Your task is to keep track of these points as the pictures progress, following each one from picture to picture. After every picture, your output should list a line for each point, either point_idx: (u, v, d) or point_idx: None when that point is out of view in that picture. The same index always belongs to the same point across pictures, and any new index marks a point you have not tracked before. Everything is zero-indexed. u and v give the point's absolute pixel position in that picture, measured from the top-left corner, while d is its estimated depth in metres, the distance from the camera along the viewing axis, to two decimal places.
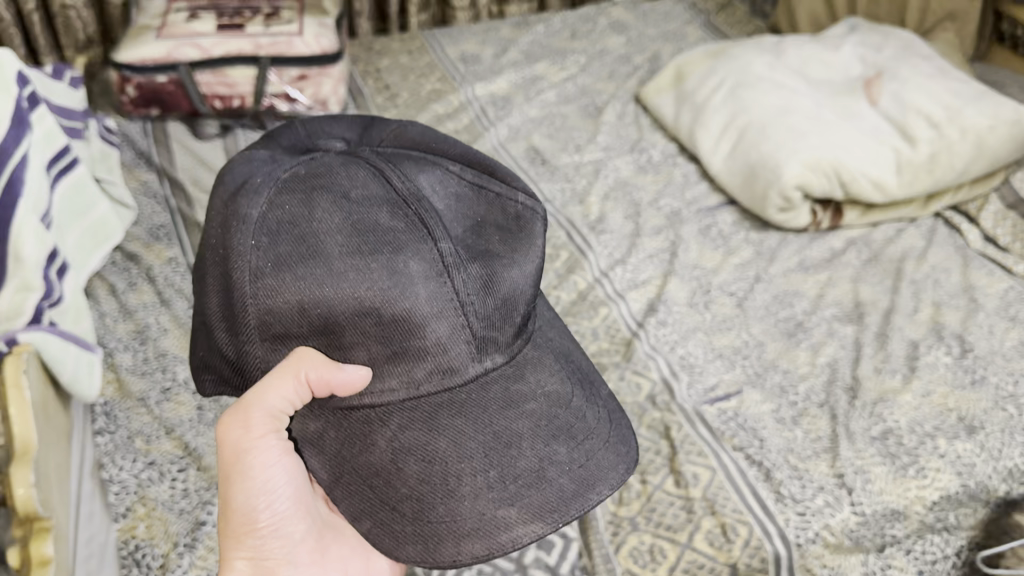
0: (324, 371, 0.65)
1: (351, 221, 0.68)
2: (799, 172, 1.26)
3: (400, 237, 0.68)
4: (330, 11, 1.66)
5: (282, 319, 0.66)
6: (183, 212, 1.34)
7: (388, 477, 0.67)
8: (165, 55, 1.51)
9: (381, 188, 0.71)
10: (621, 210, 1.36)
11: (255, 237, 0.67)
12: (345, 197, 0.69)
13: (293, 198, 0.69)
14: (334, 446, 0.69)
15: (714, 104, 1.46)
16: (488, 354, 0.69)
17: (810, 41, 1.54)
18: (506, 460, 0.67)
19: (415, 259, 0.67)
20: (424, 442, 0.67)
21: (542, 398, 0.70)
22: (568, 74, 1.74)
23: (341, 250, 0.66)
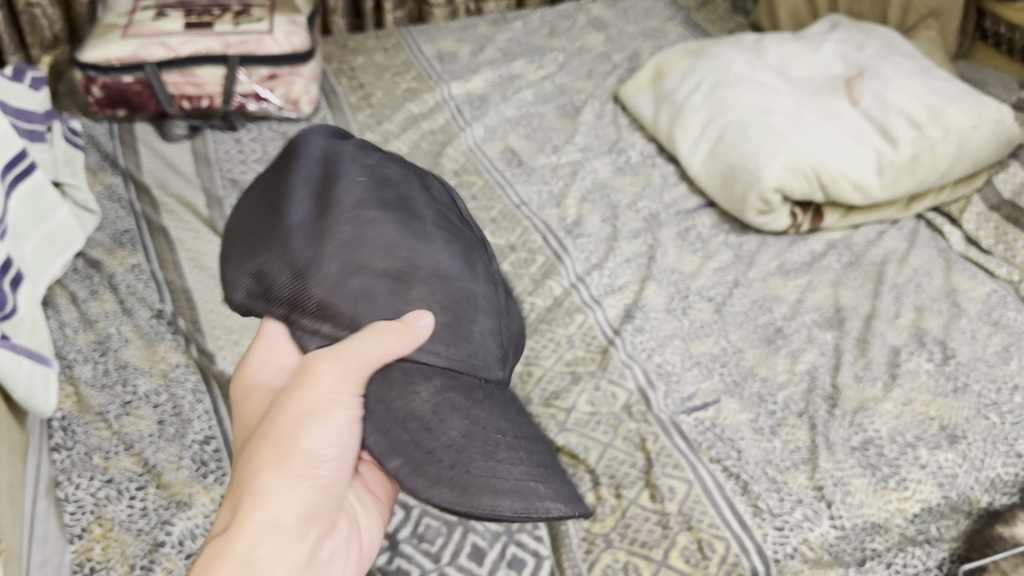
0: (409, 334, 0.58)
1: (421, 210, 0.66)
2: (780, 173, 1.24)
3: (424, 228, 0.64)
4: (302, 9, 1.62)
5: (366, 250, 0.60)
6: (148, 217, 1.30)
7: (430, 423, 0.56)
8: (131, 55, 1.47)
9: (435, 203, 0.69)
10: (599, 213, 1.33)
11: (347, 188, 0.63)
12: (412, 195, 0.67)
13: (373, 174, 0.66)
14: (377, 398, 0.58)
15: (693, 104, 1.44)
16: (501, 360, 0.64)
17: (791, 40, 1.51)
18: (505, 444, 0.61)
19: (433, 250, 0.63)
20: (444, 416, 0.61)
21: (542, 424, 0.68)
22: (546, 73, 1.71)
23: (421, 228, 0.64)
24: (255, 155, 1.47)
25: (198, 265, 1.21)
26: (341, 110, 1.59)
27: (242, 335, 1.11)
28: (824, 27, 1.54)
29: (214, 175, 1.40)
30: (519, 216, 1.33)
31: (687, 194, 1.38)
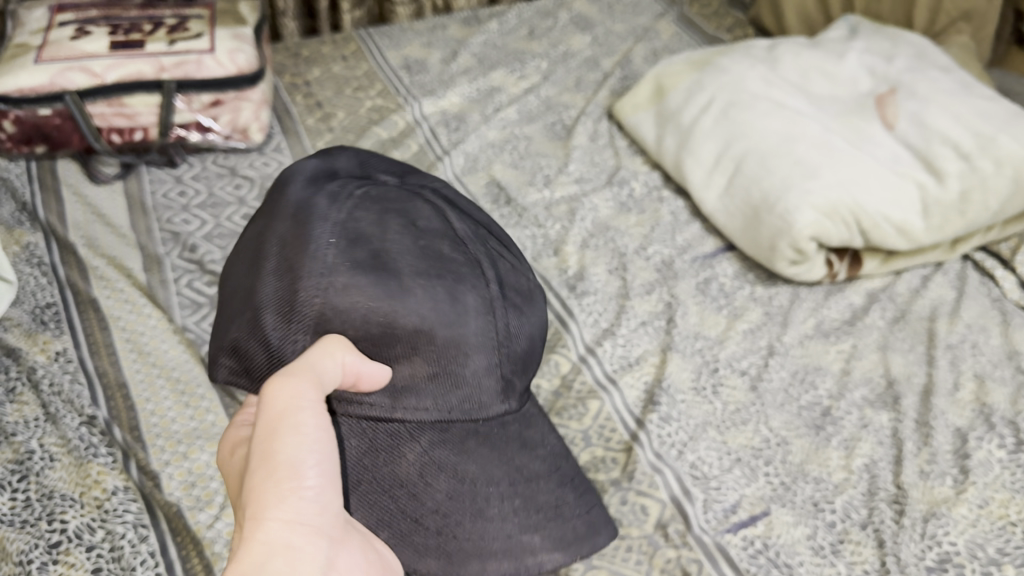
0: (356, 359, 0.57)
1: (419, 245, 0.65)
2: (814, 219, 1.07)
3: (459, 271, 0.65)
4: (248, 19, 1.41)
5: (345, 323, 0.59)
6: (74, 287, 1.10)
7: (416, 491, 0.62)
8: (48, 84, 1.25)
9: (441, 224, 0.69)
10: (603, 262, 1.16)
11: (333, 235, 0.62)
12: (412, 224, 0.66)
13: (369, 213, 0.65)
14: (359, 455, 0.61)
15: (703, 127, 1.26)
16: (510, 397, 0.68)
17: (808, 48, 1.34)
18: (527, 493, 0.68)
19: (471, 292, 0.65)
20: (452, 462, 0.64)
21: (549, 450, 0.73)
22: (529, 84, 1.52)
23: (411, 269, 0.62)
24: (198, 198, 1.26)
25: (137, 350, 1.02)
26: (298, 137, 1.38)
27: (192, 445, 0.92)
28: (843, 33, 1.37)
29: (153, 227, 1.20)
30: None
31: (701, 235, 1.21)
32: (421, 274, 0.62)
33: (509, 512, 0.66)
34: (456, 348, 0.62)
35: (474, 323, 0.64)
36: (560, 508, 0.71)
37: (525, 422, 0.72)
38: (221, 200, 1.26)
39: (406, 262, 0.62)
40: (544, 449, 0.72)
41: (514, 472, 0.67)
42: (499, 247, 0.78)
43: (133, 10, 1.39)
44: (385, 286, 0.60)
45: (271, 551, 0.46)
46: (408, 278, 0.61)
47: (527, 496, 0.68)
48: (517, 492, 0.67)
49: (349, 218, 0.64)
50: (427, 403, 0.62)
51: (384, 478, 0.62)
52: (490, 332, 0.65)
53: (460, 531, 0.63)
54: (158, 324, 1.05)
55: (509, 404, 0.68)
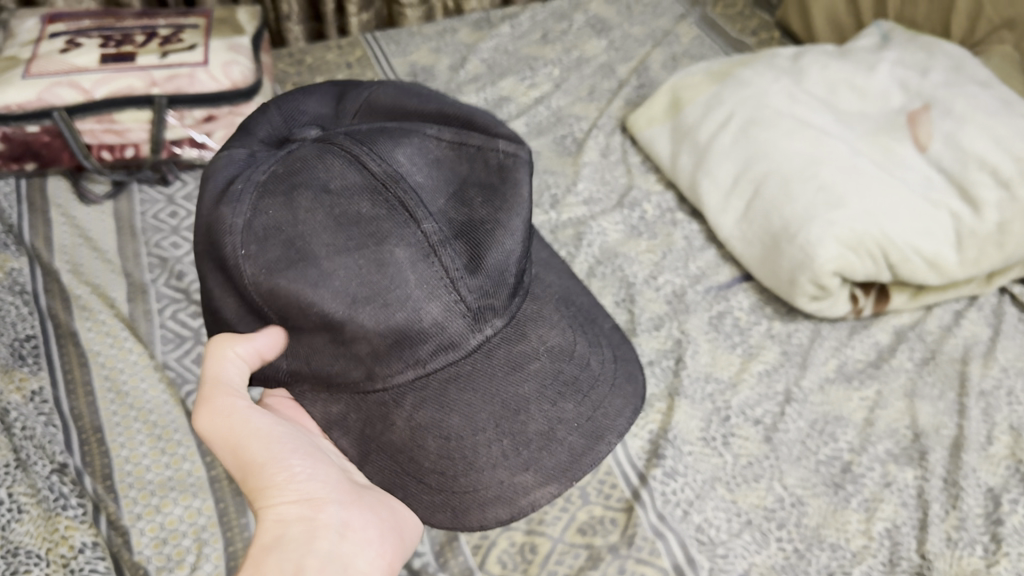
0: (248, 342, 0.65)
1: (334, 215, 0.63)
2: (838, 253, 1.00)
3: (382, 224, 0.63)
4: (246, 29, 1.35)
5: (290, 314, 0.64)
6: (54, 317, 1.05)
7: (411, 452, 0.67)
8: (36, 100, 1.19)
9: (358, 174, 0.65)
10: (610, 293, 1.09)
11: (245, 245, 0.64)
12: (324, 191, 0.64)
13: (275, 202, 0.64)
14: (357, 427, 0.68)
15: (721, 146, 1.18)
16: (484, 325, 0.66)
17: (835, 59, 1.25)
18: (516, 428, 0.67)
19: (400, 245, 0.63)
20: (438, 420, 0.66)
21: (543, 356, 0.69)
22: (540, 94, 1.44)
23: (328, 249, 0.62)
24: (190, 220, 1.21)
25: (115, 390, 0.97)
26: None
27: (166, 497, 0.88)
28: (873, 42, 1.28)
29: (140, 251, 1.15)
30: None
31: (717, 262, 1.13)
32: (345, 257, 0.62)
33: (500, 456, 0.67)
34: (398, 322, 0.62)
35: (410, 277, 0.62)
36: (555, 433, 0.68)
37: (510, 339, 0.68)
38: None
39: (330, 242, 0.62)
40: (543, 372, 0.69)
41: (501, 410, 0.67)
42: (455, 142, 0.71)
43: (129, 20, 1.34)
44: (309, 275, 0.62)
45: (285, 525, 0.65)
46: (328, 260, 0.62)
47: (514, 434, 0.67)
48: (506, 429, 0.67)
49: (255, 219, 0.65)
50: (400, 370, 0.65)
51: (385, 444, 0.67)
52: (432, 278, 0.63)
53: (456, 482, 0.67)
54: (138, 360, 1.00)
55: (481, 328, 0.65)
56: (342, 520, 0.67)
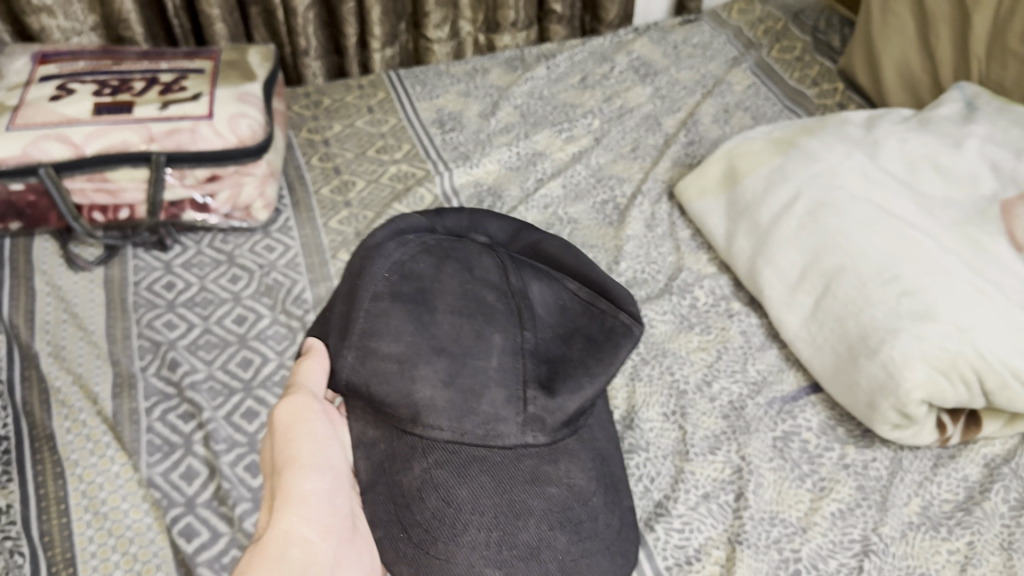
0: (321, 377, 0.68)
1: (462, 289, 0.68)
2: (927, 376, 0.86)
3: (494, 315, 0.68)
4: (258, 74, 1.22)
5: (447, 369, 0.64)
6: (28, 415, 0.93)
7: (409, 500, 0.63)
8: (21, 155, 1.07)
9: (492, 271, 0.71)
10: (658, 402, 0.95)
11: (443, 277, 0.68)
12: (467, 270, 0.70)
13: (426, 258, 0.69)
14: (379, 456, 0.65)
15: (785, 230, 1.04)
16: (534, 431, 0.66)
17: (915, 130, 1.11)
18: (511, 529, 0.63)
19: (399, 317, 0.64)
20: (450, 485, 0.63)
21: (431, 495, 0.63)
22: (579, 149, 1.31)
23: (445, 306, 0.66)
24: (188, 293, 1.08)
25: (92, 510, 0.85)
26: (310, 213, 1.19)
27: None
28: (956, 110, 1.14)
29: (131, 331, 1.03)
30: None
31: (780, 367, 1.00)
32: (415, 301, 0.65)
33: (485, 542, 0.62)
34: (408, 407, 0.63)
35: (494, 362, 0.65)
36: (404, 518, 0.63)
37: (551, 458, 0.66)
38: (212, 297, 1.08)
39: (405, 285, 0.66)
40: (573, 501, 0.66)
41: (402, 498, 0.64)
42: (591, 296, 0.75)
43: (128, 62, 1.21)
44: (418, 317, 0.64)
45: (287, 544, 0.64)
46: (441, 314, 0.65)
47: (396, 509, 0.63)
48: (506, 524, 0.63)
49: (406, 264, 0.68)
50: (442, 423, 0.63)
51: (392, 485, 0.64)
52: (513, 390, 0.65)
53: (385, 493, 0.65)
54: (121, 472, 0.88)
55: (534, 438, 0.65)
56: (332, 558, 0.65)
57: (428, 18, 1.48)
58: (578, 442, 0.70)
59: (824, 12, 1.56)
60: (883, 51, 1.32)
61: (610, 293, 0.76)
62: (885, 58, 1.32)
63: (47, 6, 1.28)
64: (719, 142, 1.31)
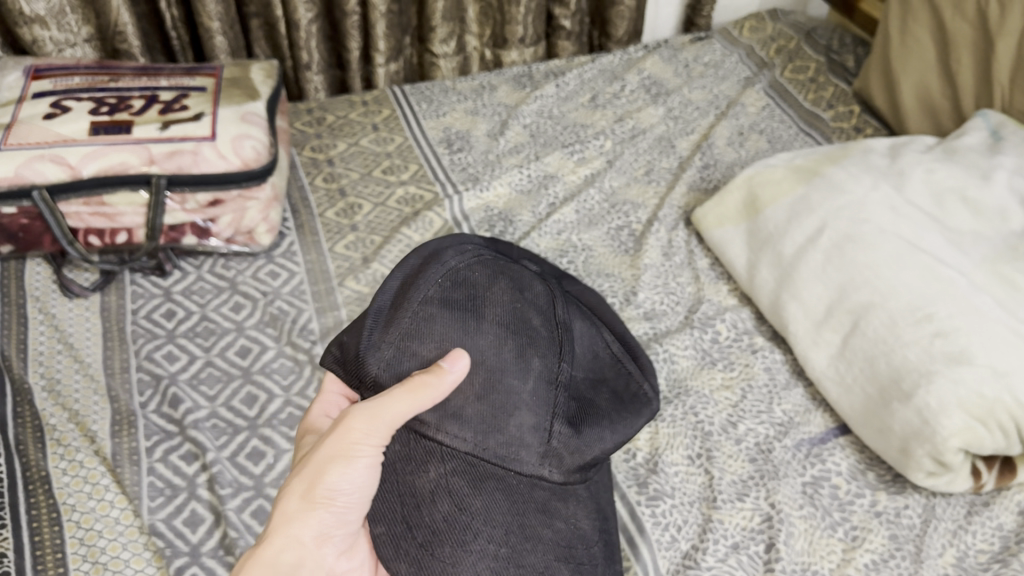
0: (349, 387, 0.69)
1: (515, 307, 0.64)
2: (963, 423, 0.83)
3: (541, 341, 0.63)
4: (262, 93, 1.17)
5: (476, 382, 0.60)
6: (21, 455, 0.88)
7: (421, 501, 0.58)
8: (14, 176, 1.02)
9: (542, 297, 0.68)
10: (682, 444, 0.92)
11: (495, 290, 0.64)
12: (521, 293, 0.65)
13: (479, 269, 0.65)
14: (392, 458, 0.61)
15: (811, 263, 1.01)
16: (550, 464, 0.61)
17: (942, 161, 1.08)
18: (520, 551, 0.59)
19: (447, 319, 0.60)
20: (466, 493, 0.58)
21: (442, 498, 0.58)
22: (591, 171, 1.27)
23: (496, 319, 0.62)
24: (189, 322, 1.04)
25: (91, 559, 0.80)
26: (315, 237, 1.15)
27: None
28: (982, 140, 1.11)
29: (130, 364, 0.98)
30: None
31: (806, 407, 0.97)
32: (461, 307, 0.61)
33: (494, 556, 0.58)
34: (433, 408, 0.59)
35: (529, 383, 0.61)
36: (405, 529, 0.59)
37: (562, 495, 0.62)
38: (214, 327, 1.03)
39: (457, 290, 0.62)
40: (576, 544, 0.62)
41: (408, 502, 0.59)
42: (606, 349, 0.74)
43: (126, 78, 1.17)
44: (465, 324, 0.60)
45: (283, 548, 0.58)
46: (488, 323, 0.61)
47: (404, 518, 0.59)
48: (516, 543, 0.59)
49: (460, 273, 0.64)
50: (465, 432, 0.59)
51: (402, 483, 0.60)
52: (543, 420, 0.61)
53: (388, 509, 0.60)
54: (121, 518, 0.84)
55: (548, 470, 0.61)
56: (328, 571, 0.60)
57: (434, 33, 1.44)
58: (586, 487, 0.65)
59: (836, 32, 1.54)
60: (901, 75, 1.30)
61: (634, 361, 0.77)
62: (905, 83, 1.29)
63: (40, 17, 1.23)
64: (734, 166, 1.28)
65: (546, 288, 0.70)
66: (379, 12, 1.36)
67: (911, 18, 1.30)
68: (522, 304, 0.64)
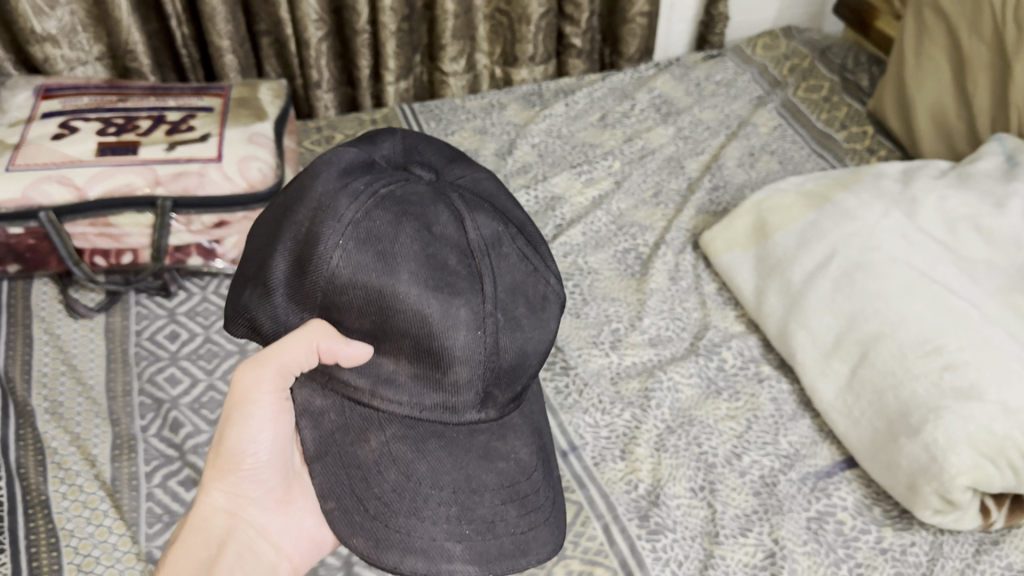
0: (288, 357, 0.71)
1: (427, 252, 0.62)
2: (972, 461, 0.82)
3: (460, 283, 0.63)
4: (269, 113, 1.17)
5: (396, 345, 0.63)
6: (22, 479, 0.88)
7: (368, 473, 0.65)
8: (21, 197, 1.02)
9: (450, 215, 0.65)
10: (685, 476, 0.91)
11: (402, 237, 0.62)
12: (428, 229, 0.63)
13: (382, 214, 0.62)
14: (332, 428, 0.66)
15: (820, 291, 1.00)
16: (487, 406, 0.67)
17: (955, 186, 1.06)
18: (469, 503, 0.65)
19: (361, 289, 0.61)
20: (409, 459, 0.65)
21: (386, 466, 0.64)
22: (599, 193, 1.26)
23: (411, 275, 0.61)
24: (192, 344, 1.04)
25: None
26: None
27: None
28: (998, 163, 1.08)
29: (132, 386, 0.98)
30: (569, 480, 0.90)
31: (812, 439, 0.95)
32: (374, 267, 0.61)
33: (447, 518, 0.64)
34: (369, 377, 0.64)
35: (454, 339, 0.62)
36: (356, 501, 0.64)
37: (500, 433, 0.69)
38: (217, 349, 1.03)
39: (367, 249, 0.61)
40: (519, 475, 0.69)
41: (356, 476, 0.65)
42: (528, 249, 0.71)
43: (134, 98, 1.17)
44: (383, 288, 0.61)
45: (212, 510, 0.73)
46: (403, 278, 0.61)
47: (354, 495, 0.64)
48: (463, 499, 0.65)
49: (364, 224, 0.62)
50: (400, 398, 0.65)
51: (346, 456, 0.65)
52: (474, 374, 0.64)
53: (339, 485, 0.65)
54: (118, 544, 0.84)
55: (485, 412, 0.67)
56: (260, 520, 0.74)
57: (444, 51, 1.44)
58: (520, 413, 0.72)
59: (850, 50, 1.52)
60: (916, 97, 1.28)
61: (540, 250, 0.73)
62: (920, 105, 1.27)
63: (52, 36, 1.24)
64: (744, 188, 1.26)
65: (458, 206, 0.66)
66: (388, 30, 1.36)
67: (927, 38, 1.28)
68: (435, 241, 0.63)
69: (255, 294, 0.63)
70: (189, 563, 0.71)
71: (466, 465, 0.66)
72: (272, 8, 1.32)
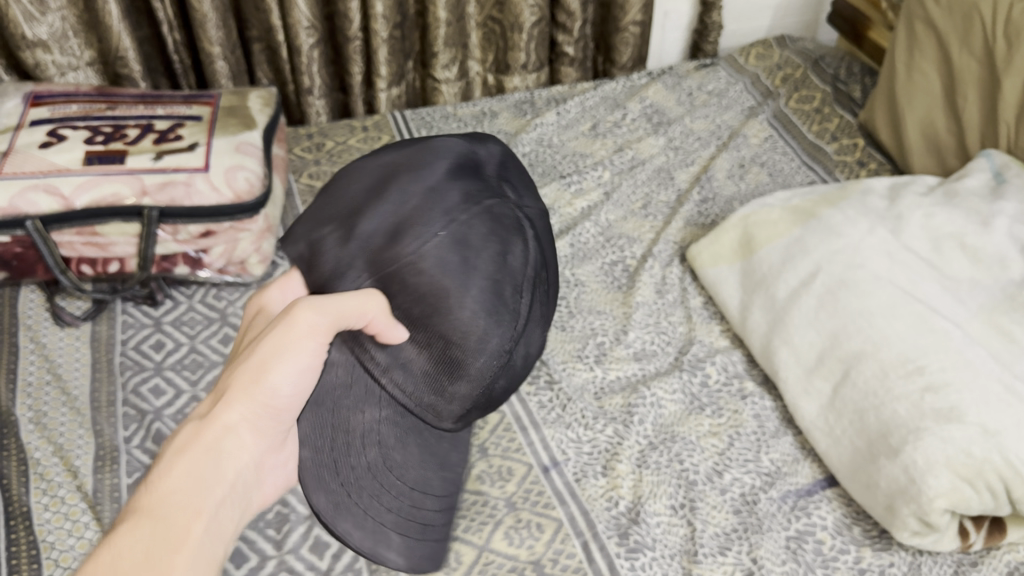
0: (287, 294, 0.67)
1: (495, 279, 0.63)
2: (951, 484, 0.82)
3: (506, 315, 0.64)
4: (259, 123, 1.18)
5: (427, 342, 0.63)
6: (4, 490, 0.88)
7: (352, 443, 0.63)
8: (8, 206, 1.02)
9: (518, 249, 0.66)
10: (666, 493, 0.91)
11: (480, 255, 0.63)
12: (502, 257, 0.64)
13: (478, 226, 0.64)
14: (331, 383, 0.63)
15: (804, 308, 1.00)
16: (461, 422, 0.68)
17: (942, 204, 1.06)
18: (416, 502, 0.67)
19: (432, 279, 0.61)
20: (386, 445, 0.65)
21: (370, 443, 0.64)
22: (588, 204, 1.26)
23: (477, 290, 0.62)
24: (177, 354, 1.04)
25: None
26: None
27: None
28: (985, 181, 1.08)
29: (116, 397, 0.99)
30: (550, 496, 0.90)
31: (794, 456, 0.96)
32: (450, 269, 0.62)
33: (397, 507, 0.65)
34: (387, 352, 0.63)
35: (478, 360, 0.63)
36: (333, 463, 0.62)
37: (454, 445, 0.72)
38: (203, 359, 1.03)
39: (452, 249, 0.62)
40: (450, 489, 0.73)
41: (339, 437, 0.62)
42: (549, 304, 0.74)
43: (124, 106, 1.17)
44: (444, 291, 0.61)
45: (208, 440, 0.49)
46: (467, 290, 0.62)
47: (332, 455, 0.62)
48: (413, 496, 0.67)
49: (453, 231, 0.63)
50: (403, 389, 0.64)
51: (336, 415, 0.63)
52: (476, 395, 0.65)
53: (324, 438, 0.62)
54: None
55: (457, 426, 0.68)
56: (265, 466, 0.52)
57: (436, 59, 1.44)
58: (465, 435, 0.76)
59: (844, 60, 1.52)
60: (906, 108, 1.28)
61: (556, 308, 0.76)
62: (910, 118, 1.27)
63: (42, 41, 1.23)
64: (733, 201, 1.27)
65: (530, 244, 0.68)
66: (381, 37, 1.35)
67: (918, 52, 1.28)
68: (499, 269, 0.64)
69: (336, 236, 0.65)
70: (185, 494, 0.46)
71: (425, 466, 0.69)
72: (264, 15, 1.32)
